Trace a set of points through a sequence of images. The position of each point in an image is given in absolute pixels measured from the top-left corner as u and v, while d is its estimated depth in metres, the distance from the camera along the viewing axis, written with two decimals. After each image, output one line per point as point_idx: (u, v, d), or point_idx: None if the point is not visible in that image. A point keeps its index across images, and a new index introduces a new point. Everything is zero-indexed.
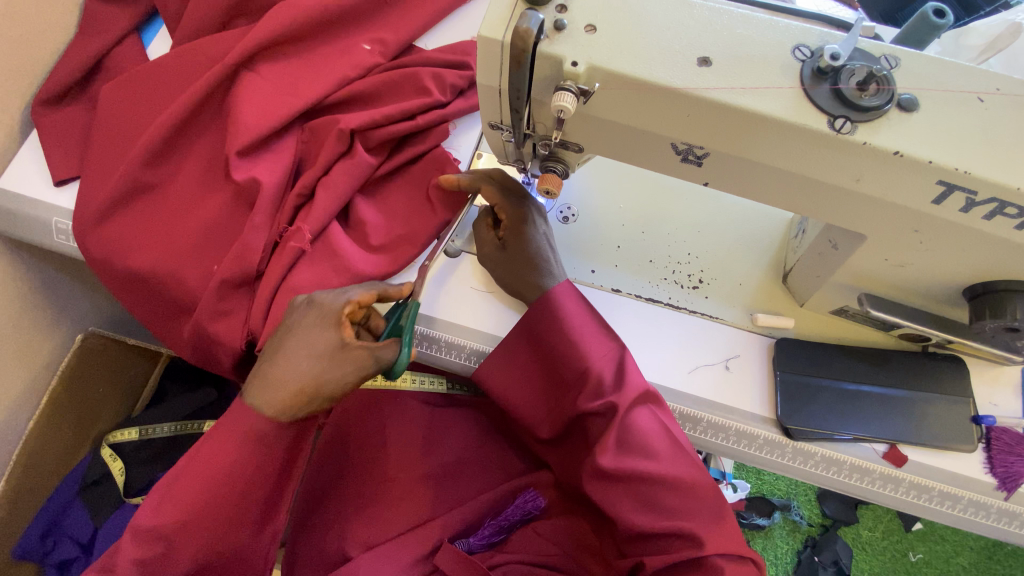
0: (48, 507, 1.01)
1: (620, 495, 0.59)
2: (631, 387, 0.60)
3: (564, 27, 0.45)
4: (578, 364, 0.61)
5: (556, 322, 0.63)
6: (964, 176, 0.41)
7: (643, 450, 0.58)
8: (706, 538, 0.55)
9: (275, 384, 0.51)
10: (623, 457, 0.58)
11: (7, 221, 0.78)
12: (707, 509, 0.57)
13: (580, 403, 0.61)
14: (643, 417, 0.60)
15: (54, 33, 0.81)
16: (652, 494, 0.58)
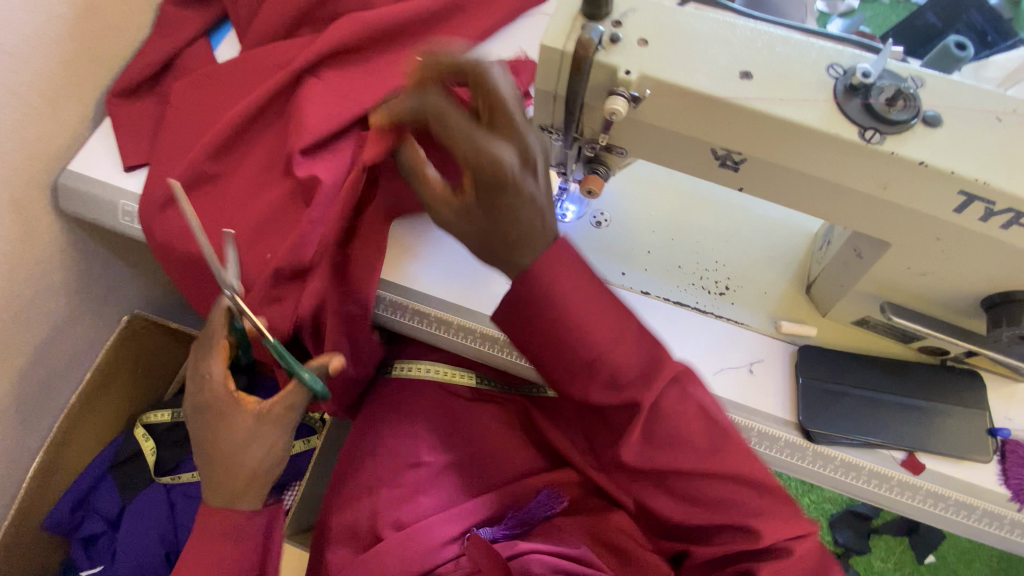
0: (79, 482, 1.04)
1: (660, 487, 0.58)
2: (654, 375, 0.52)
3: (619, 40, 0.50)
4: (597, 356, 0.52)
5: (558, 294, 0.51)
6: (983, 187, 0.44)
7: (677, 444, 0.55)
8: (762, 529, 0.55)
9: (233, 484, 0.61)
10: (653, 452, 0.55)
11: (76, 200, 0.83)
12: (760, 496, 0.55)
13: (597, 397, 0.53)
14: (672, 402, 0.54)
15: (133, 34, 0.89)
16: (698, 492, 0.56)
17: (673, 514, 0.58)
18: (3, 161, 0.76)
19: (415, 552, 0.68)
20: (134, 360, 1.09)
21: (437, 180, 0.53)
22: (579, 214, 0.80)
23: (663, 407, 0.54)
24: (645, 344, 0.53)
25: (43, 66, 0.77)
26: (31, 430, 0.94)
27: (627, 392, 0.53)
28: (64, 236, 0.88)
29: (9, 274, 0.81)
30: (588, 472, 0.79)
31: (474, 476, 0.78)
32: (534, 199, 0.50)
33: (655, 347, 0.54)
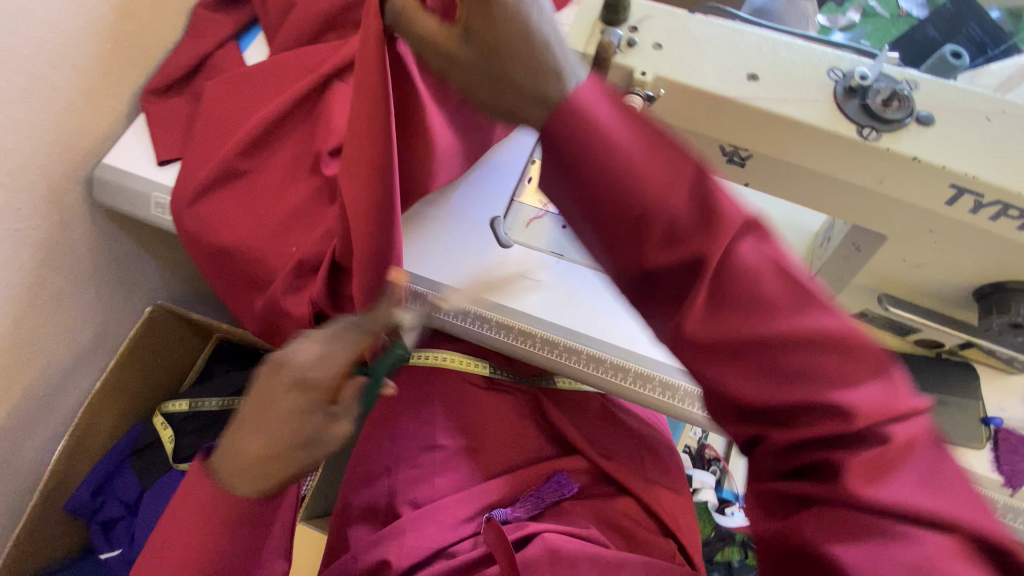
0: (100, 467, 1.07)
1: (730, 365, 0.38)
2: (717, 223, 0.37)
3: (635, 44, 0.54)
4: (629, 187, 0.38)
5: (598, 140, 0.39)
6: (972, 180, 0.48)
7: (752, 301, 0.37)
8: (861, 413, 0.35)
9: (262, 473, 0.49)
10: (720, 313, 0.37)
11: (111, 192, 0.88)
12: (868, 374, 0.37)
13: (650, 256, 0.39)
14: (751, 256, 0.37)
15: (168, 37, 0.93)
16: (775, 362, 0.37)
17: (738, 389, 0.38)
18: (45, 153, 0.80)
19: (432, 529, 0.72)
20: (155, 349, 1.12)
21: (434, 22, 0.46)
22: None
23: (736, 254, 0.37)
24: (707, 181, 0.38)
25: (85, 63, 0.81)
26: (58, 414, 0.97)
27: (676, 237, 0.38)
28: (96, 227, 0.92)
29: (45, 261, 0.85)
30: (598, 460, 0.83)
31: (487, 461, 0.81)
32: (537, 14, 0.41)
33: (724, 189, 0.39)
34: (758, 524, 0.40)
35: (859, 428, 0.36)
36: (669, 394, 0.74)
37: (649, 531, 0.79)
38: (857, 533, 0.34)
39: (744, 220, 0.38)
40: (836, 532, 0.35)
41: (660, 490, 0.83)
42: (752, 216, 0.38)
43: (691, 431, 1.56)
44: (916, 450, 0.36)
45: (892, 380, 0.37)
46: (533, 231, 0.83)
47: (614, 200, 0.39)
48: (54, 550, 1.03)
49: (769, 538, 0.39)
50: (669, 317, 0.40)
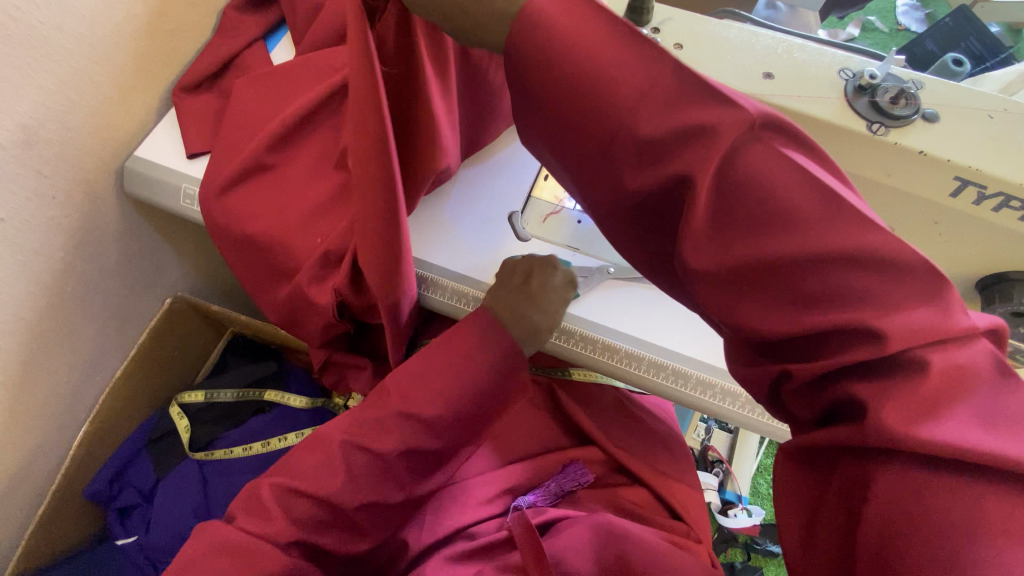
0: (117, 455, 1.08)
1: (745, 300, 0.40)
2: (707, 135, 0.38)
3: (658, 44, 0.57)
4: (616, 114, 0.40)
5: (592, 79, 0.41)
6: (976, 173, 0.51)
7: (763, 218, 0.38)
8: (894, 334, 0.36)
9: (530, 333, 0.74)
10: (727, 240, 0.39)
11: (142, 184, 0.91)
12: (912, 298, 0.37)
13: (630, 179, 0.41)
14: (759, 163, 0.38)
15: (198, 35, 0.97)
16: (796, 297, 0.38)
17: (761, 325, 0.40)
18: (82, 144, 0.83)
19: (450, 510, 0.76)
20: (172, 341, 1.14)
21: None
22: None
23: (733, 170, 0.38)
24: (696, 81, 0.39)
25: (122, 59, 0.84)
26: (80, 401, 0.99)
27: (663, 155, 0.39)
28: (124, 218, 0.94)
29: (76, 249, 0.88)
30: (611, 450, 0.85)
31: (504, 448, 0.84)
32: None
33: (727, 95, 0.39)
34: (808, 480, 0.43)
35: (897, 355, 0.36)
36: (681, 382, 0.77)
37: (662, 517, 0.82)
38: (902, 483, 0.36)
39: (748, 124, 0.38)
40: (884, 487, 0.36)
41: (672, 481, 0.86)
42: (754, 117, 0.38)
43: (695, 433, 1.59)
44: (970, 381, 0.36)
45: (936, 304, 0.37)
46: (549, 225, 0.86)
47: (609, 130, 0.41)
48: (70, 536, 1.06)
49: (817, 493, 0.42)
50: (678, 253, 0.42)
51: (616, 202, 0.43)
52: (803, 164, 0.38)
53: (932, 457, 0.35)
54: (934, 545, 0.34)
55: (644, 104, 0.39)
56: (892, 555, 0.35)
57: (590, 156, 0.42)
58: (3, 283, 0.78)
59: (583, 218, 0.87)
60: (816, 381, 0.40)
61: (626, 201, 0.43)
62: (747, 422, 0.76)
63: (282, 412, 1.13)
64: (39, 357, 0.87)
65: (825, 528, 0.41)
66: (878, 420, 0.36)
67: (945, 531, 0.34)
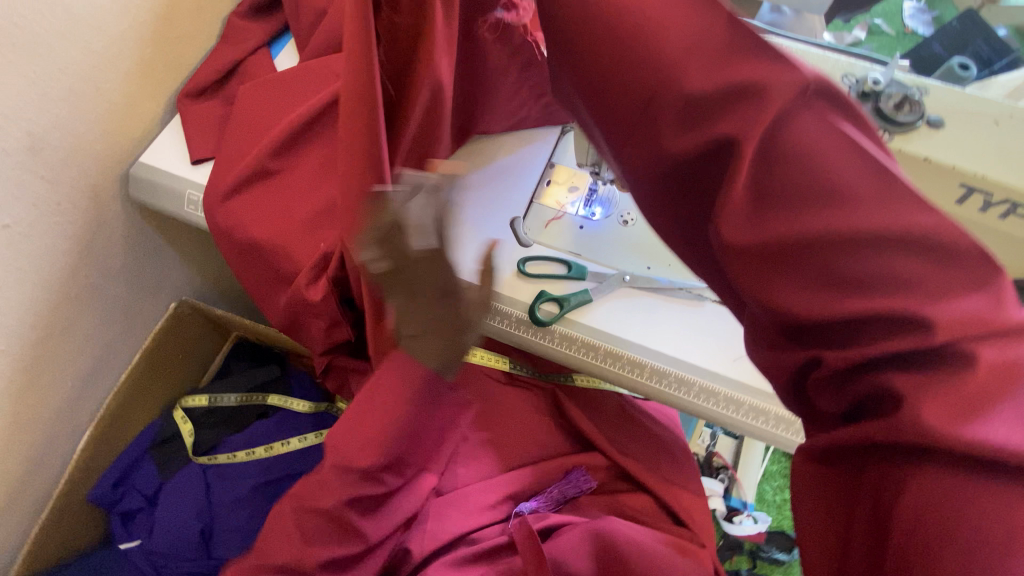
0: (121, 459, 1.09)
1: (781, 281, 0.37)
2: (756, 96, 0.35)
3: None
4: (663, 75, 0.38)
5: (641, 38, 0.39)
6: (982, 180, 0.51)
7: (807, 191, 0.35)
8: (944, 323, 0.33)
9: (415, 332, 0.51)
10: (766, 214, 0.36)
11: (146, 189, 0.91)
12: (963, 285, 0.33)
13: (668, 143, 0.39)
14: (809, 128, 0.34)
15: (202, 42, 0.97)
16: (836, 275, 0.35)
17: (792, 306, 0.37)
18: (87, 151, 0.84)
19: (451, 516, 0.76)
20: (177, 345, 1.15)
21: None
22: (607, 214, 0.88)
23: (775, 143, 0.35)
24: (745, 37, 0.37)
25: (127, 66, 0.85)
26: (85, 405, 1.00)
27: (707, 115, 0.37)
28: (128, 223, 0.95)
29: (81, 255, 0.88)
30: (614, 456, 0.85)
31: (505, 455, 0.83)
32: None
33: (781, 52, 0.36)
34: (826, 488, 0.40)
35: (941, 345, 0.33)
36: (685, 389, 0.76)
37: (665, 524, 0.81)
38: (937, 487, 0.33)
39: (801, 89, 0.35)
40: (916, 490, 0.34)
41: (675, 488, 0.85)
42: (813, 80, 0.35)
43: (699, 439, 1.58)
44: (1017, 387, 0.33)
45: (987, 292, 0.33)
46: (551, 231, 0.86)
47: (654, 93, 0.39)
48: (74, 538, 1.06)
49: (842, 494, 0.39)
50: (712, 227, 0.39)
51: (652, 169, 0.41)
52: (857, 128, 0.35)
53: (967, 461, 0.32)
54: (970, 555, 0.32)
55: (691, 62, 0.37)
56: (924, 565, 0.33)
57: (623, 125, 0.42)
58: (9, 289, 0.79)
59: (585, 224, 0.87)
60: (848, 372, 0.37)
61: (663, 169, 0.41)
62: (753, 431, 0.74)
63: (285, 417, 1.14)
64: (44, 362, 0.88)
65: (854, 534, 0.38)
66: (914, 417, 0.33)
67: (981, 540, 0.32)
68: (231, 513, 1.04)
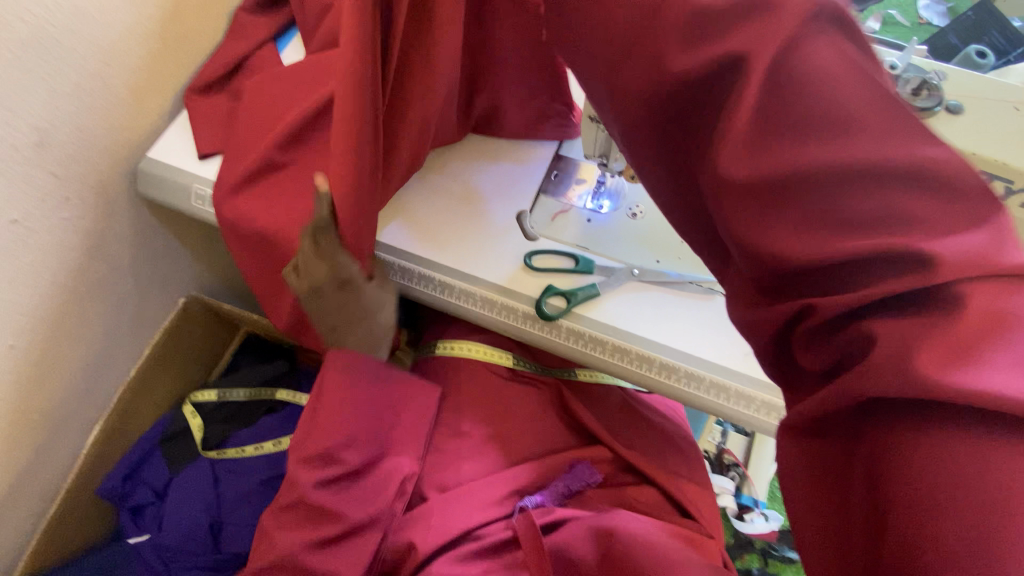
0: (131, 454, 1.09)
1: (772, 221, 0.38)
2: (769, 21, 0.37)
3: None
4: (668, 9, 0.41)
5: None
6: (1002, 167, 0.49)
7: (810, 119, 0.36)
8: (947, 262, 0.33)
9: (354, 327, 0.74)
10: (767, 141, 0.38)
11: (154, 184, 0.91)
12: (963, 224, 0.34)
13: (675, 65, 0.41)
14: (820, 54, 0.36)
15: (210, 37, 0.97)
16: (833, 213, 0.36)
17: (780, 249, 0.38)
18: (96, 146, 0.84)
19: (457, 510, 0.75)
20: (185, 340, 1.16)
21: None
22: (615, 207, 0.87)
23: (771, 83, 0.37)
24: None
25: (135, 62, 0.85)
26: (94, 399, 1.01)
27: (713, 34, 0.40)
28: (136, 218, 0.96)
29: (90, 250, 0.89)
30: (621, 451, 0.84)
31: (511, 449, 0.83)
32: None
33: None
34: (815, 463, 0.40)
35: (937, 284, 0.33)
36: (693, 384, 0.75)
37: (672, 517, 0.81)
38: (927, 446, 0.32)
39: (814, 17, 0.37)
40: (905, 453, 0.33)
41: (683, 483, 0.84)
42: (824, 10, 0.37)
43: (710, 436, 1.56)
44: None
45: (988, 228, 0.34)
46: (557, 225, 0.85)
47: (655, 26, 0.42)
48: (85, 531, 1.08)
49: (837, 467, 0.39)
50: (709, 158, 0.41)
51: (644, 104, 0.44)
52: (862, 59, 0.37)
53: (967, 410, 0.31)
54: (960, 518, 0.30)
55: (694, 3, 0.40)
56: (913, 533, 0.32)
57: (613, 71, 0.45)
58: (17, 284, 0.79)
59: (592, 217, 0.86)
60: (839, 319, 0.37)
61: (659, 97, 0.43)
62: (764, 426, 0.73)
63: (293, 412, 1.14)
64: (54, 357, 0.89)
65: (853, 506, 0.37)
66: (913, 366, 0.32)
67: (969, 499, 0.30)
68: (239, 506, 1.04)
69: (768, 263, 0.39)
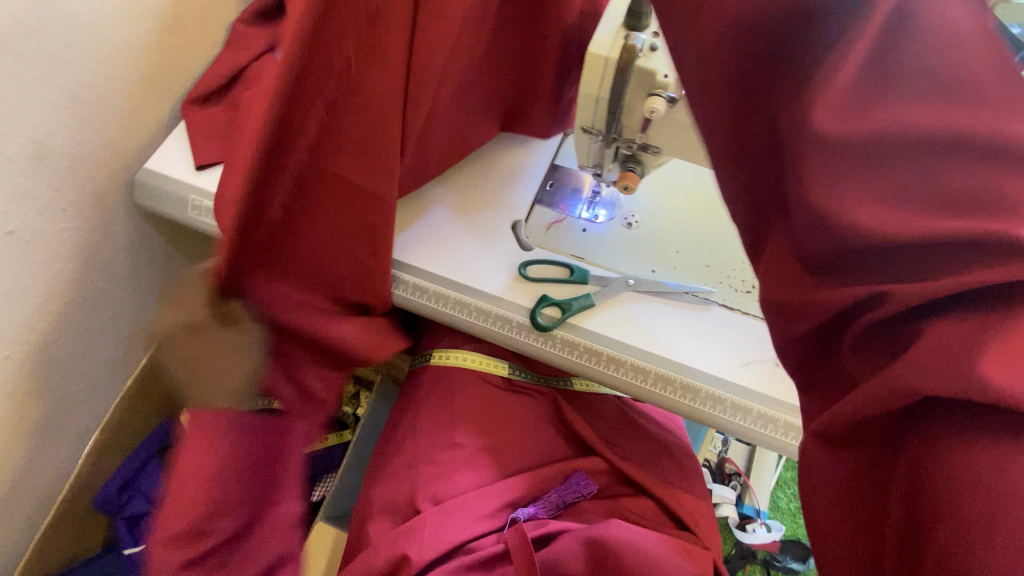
0: (127, 464, 1.09)
1: (865, 179, 0.35)
2: None
3: (658, 49, 0.55)
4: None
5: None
6: None
7: (926, 80, 0.34)
8: None
9: (199, 378, 0.71)
10: (866, 105, 0.35)
11: (151, 195, 0.92)
12: None
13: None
14: (953, 14, 0.35)
15: (207, 49, 0.98)
16: (927, 185, 0.34)
17: (858, 222, 0.35)
18: (92, 157, 0.84)
19: (450, 524, 0.74)
20: None
21: None
22: (611, 217, 0.86)
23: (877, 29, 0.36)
24: None
25: (132, 73, 0.86)
26: (90, 409, 1.01)
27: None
28: (133, 228, 0.96)
29: (85, 260, 0.89)
30: (617, 462, 0.83)
31: (505, 460, 0.82)
32: None
33: None
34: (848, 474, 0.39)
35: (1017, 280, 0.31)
36: (690, 396, 0.74)
37: (667, 528, 0.80)
38: (955, 452, 0.32)
39: None
40: (938, 463, 0.33)
41: (680, 494, 0.83)
42: None
43: (711, 444, 1.54)
44: None
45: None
46: (552, 235, 0.85)
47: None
48: (80, 543, 1.08)
49: (867, 475, 0.38)
50: (798, 114, 0.38)
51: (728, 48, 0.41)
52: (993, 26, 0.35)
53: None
54: (1006, 535, 0.30)
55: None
56: (954, 542, 0.31)
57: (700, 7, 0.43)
58: (11, 295, 0.79)
59: (588, 227, 0.85)
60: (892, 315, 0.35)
61: (750, 38, 0.40)
62: (762, 440, 0.72)
63: None
64: (50, 367, 0.89)
65: (891, 517, 0.36)
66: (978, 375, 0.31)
67: (1000, 511, 0.30)
68: None
69: (841, 236, 0.36)
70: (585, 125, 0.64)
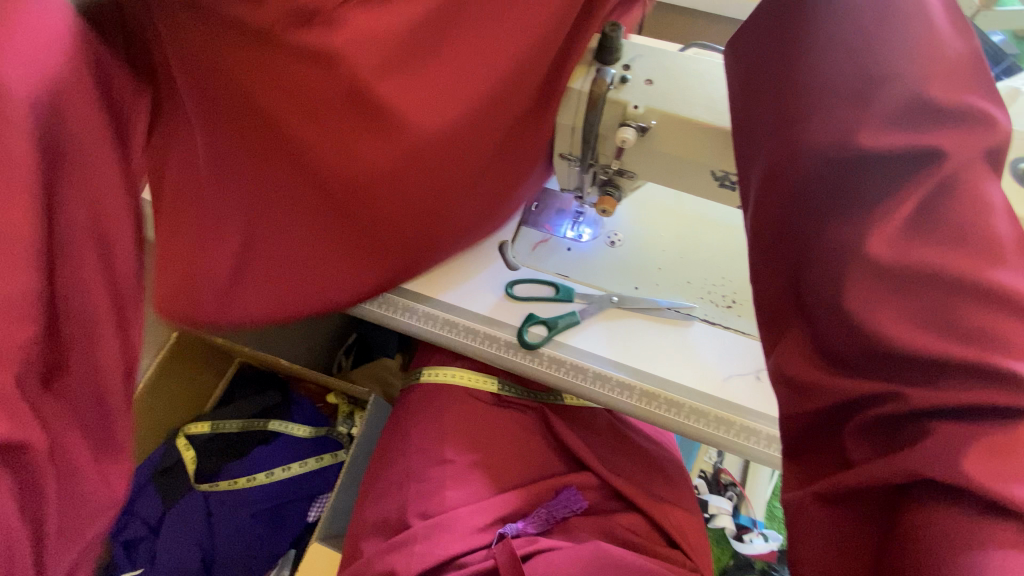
0: (126, 488, 1.10)
1: (891, 292, 0.41)
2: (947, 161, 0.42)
3: (628, 81, 0.58)
4: (923, 104, 0.43)
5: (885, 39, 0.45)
6: None
7: (959, 237, 0.41)
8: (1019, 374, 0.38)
9: None
10: (914, 242, 0.42)
11: None
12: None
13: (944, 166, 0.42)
14: (985, 196, 0.42)
15: None
16: (938, 312, 0.40)
17: (898, 329, 0.40)
18: None
19: (440, 540, 0.75)
20: (179, 375, 1.17)
21: None
22: (595, 235, 0.89)
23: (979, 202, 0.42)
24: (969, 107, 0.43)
25: None
26: None
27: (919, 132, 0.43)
28: None
29: None
30: (606, 475, 0.85)
31: (494, 477, 0.83)
32: None
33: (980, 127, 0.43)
34: (834, 538, 0.42)
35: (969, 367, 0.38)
36: (675, 410, 0.76)
37: (659, 545, 0.81)
38: (938, 522, 0.37)
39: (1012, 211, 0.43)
40: (933, 521, 0.37)
41: (669, 506, 0.85)
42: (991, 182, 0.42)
43: (707, 455, 1.55)
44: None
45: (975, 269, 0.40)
46: (538, 255, 0.87)
47: (874, 93, 0.44)
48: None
49: (854, 535, 0.42)
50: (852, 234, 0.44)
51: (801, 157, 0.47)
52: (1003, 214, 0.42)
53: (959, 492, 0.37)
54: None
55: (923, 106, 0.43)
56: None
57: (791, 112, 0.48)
58: None
59: (572, 246, 0.88)
60: (882, 418, 0.41)
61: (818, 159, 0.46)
62: (746, 452, 0.74)
63: (285, 442, 1.17)
64: None
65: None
66: (956, 464, 0.37)
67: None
68: (232, 540, 1.07)
69: (870, 333, 0.41)
70: (563, 150, 0.67)
